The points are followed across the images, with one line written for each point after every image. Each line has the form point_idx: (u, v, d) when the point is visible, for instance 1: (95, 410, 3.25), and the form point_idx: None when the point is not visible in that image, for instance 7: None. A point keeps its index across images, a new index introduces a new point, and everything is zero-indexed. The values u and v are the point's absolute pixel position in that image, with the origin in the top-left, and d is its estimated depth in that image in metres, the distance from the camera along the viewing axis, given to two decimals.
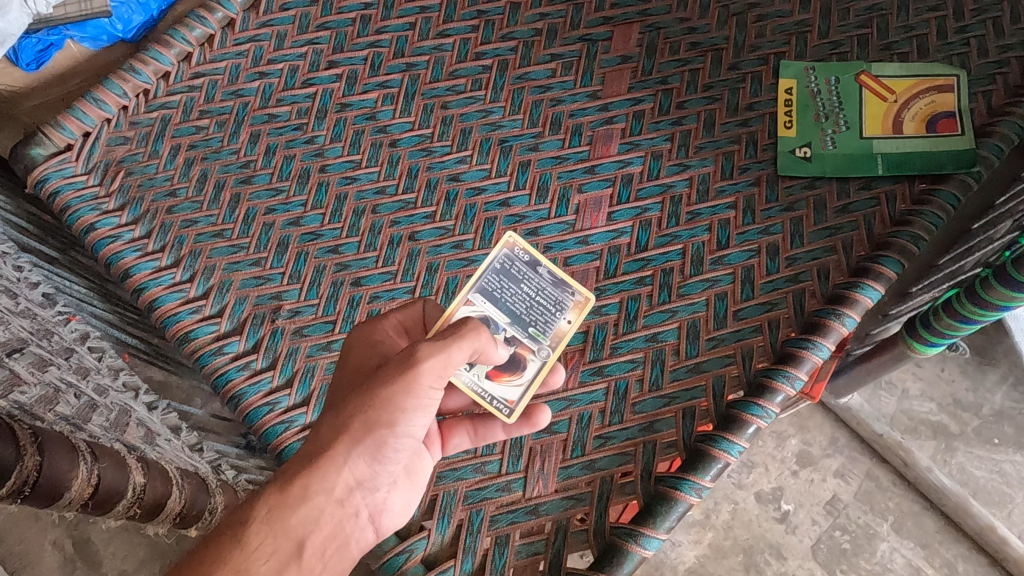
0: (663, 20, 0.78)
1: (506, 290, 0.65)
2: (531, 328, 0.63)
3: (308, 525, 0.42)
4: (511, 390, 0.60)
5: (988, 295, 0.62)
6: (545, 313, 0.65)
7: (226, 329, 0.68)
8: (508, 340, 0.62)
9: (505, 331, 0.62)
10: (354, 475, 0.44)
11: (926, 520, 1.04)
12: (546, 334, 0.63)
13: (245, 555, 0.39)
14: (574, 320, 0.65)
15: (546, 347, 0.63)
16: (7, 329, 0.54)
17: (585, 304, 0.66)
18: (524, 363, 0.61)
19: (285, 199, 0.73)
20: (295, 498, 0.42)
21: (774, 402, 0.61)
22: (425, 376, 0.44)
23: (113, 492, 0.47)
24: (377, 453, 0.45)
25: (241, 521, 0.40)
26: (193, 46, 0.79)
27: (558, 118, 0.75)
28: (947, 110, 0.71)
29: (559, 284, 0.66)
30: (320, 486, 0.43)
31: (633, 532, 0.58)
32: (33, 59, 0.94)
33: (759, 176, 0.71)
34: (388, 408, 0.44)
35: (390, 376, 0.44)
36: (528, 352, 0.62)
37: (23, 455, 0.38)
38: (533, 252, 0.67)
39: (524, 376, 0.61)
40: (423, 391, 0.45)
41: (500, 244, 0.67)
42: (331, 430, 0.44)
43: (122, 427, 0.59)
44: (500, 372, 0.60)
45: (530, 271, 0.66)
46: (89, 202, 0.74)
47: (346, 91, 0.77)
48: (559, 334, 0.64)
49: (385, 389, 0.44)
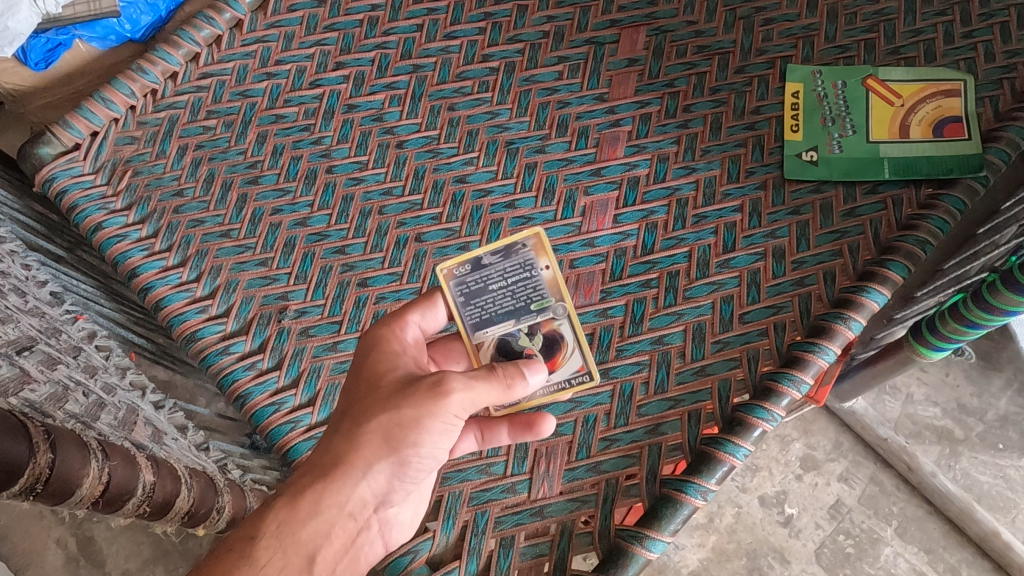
0: (671, 24, 0.78)
1: (485, 300, 0.60)
2: (532, 305, 0.60)
3: (317, 540, 0.43)
4: (574, 361, 0.61)
5: (995, 300, 0.62)
6: (527, 284, 0.61)
7: (233, 328, 0.69)
8: (530, 331, 0.60)
9: (522, 329, 0.60)
10: (370, 491, 0.45)
11: (930, 525, 1.04)
12: (545, 296, 0.60)
13: (255, 569, 0.41)
14: (547, 261, 0.61)
15: (558, 304, 0.60)
16: (17, 328, 0.54)
17: (541, 239, 0.62)
18: (561, 335, 0.60)
19: (292, 199, 0.73)
20: (306, 512, 0.43)
21: (779, 406, 0.61)
22: (453, 406, 0.45)
23: (124, 490, 0.47)
24: (397, 471, 0.45)
25: (250, 537, 0.42)
26: (201, 46, 0.80)
27: (564, 120, 0.75)
28: (953, 114, 0.71)
29: (507, 252, 0.61)
30: (333, 500, 0.43)
31: (638, 535, 0.58)
32: (41, 58, 0.96)
33: (765, 180, 0.71)
34: (415, 430, 0.44)
35: (420, 398, 0.44)
36: (551, 323, 0.60)
37: (36, 452, 0.38)
38: (463, 256, 0.61)
39: (570, 341, 0.60)
40: (449, 415, 0.45)
41: (442, 283, 0.61)
42: (349, 442, 0.44)
43: (130, 425, 0.59)
44: (553, 360, 0.60)
45: (482, 271, 0.61)
46: (96, 202, 0.74)
47: (353, 92, 0.77)
48: (552, 284, 0.60)
49: (413, 411, 0.44)
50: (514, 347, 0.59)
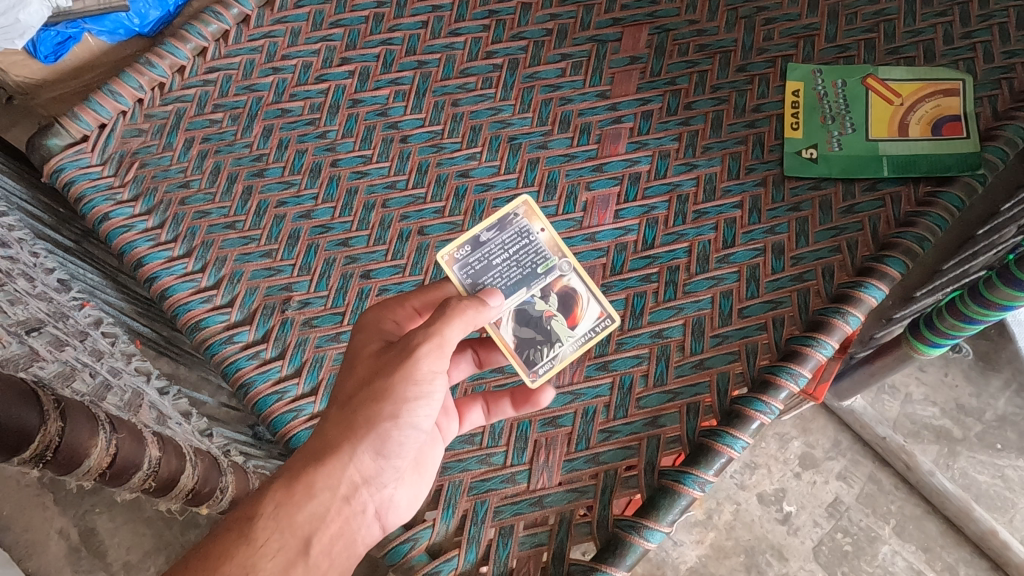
0: (673, 22, 0.79)
1: (493, 277, 0.61)
2: (538, 268, 0.63)
3: (314, 523, 0.43)
4: (593, 309, 0.64)
5: (991, 294, 0.62)
6: (528, 250, 0.63)
7: (237, 318, 0.69)
8: (543, 292, 0.62)
9: (536, 294, 0.62)
10: (360, 472, 0.45)
11: (927, 524, 1.04)
12: (548, 257, 0.63)
13: (252, 549, 0.40)
14: (540, 224, 0.64)
15: (562, 262, 0.63)
16: (24, 309, 0.55)
17: (530, 205, 0.64)
18: (575, 291, 0.63)
19: (297, 192, 0.74)
20: (301, 495, 0.43)
21: (778, 399, 0.62)
22: (422, 362, 0.45)
23: (130, 464, 0.47)
24: (382, 447, 0.45)
25: (248, 517, 0.41)
26: (209, 41, 0.81)
27: (567, 116, 0.76)
28: (952, 113, 0.72)
29: (501, 226, 0.63)
30: (326, 483, 0.43)
31: (636, 525, 0.58)
32: (51, 51, 0.99)
33: (765, 176, 0.72)
34: (389, 399, 0.44)
35: (391, 367, 0.45)
36: (560, 281, 0.63)
37: (46, 420, 0.39)
38: (460, 240, 0.62)
39: (583, 292, 0.63)
40: (423, 378, 0.45)
41: (444, 268, 0.60)
42: (336, 427, 0.44)
43: (136, 408, 0.60)
44: (574, 317, 0.63)
45: (481, 250, 0.62)
46: (103, 192, 0.75)
47: (358, 87, 0.78)
48: (550, 245, 0.63)
49: (385, 381, 0.45)
50: (535, 312, 0.62)
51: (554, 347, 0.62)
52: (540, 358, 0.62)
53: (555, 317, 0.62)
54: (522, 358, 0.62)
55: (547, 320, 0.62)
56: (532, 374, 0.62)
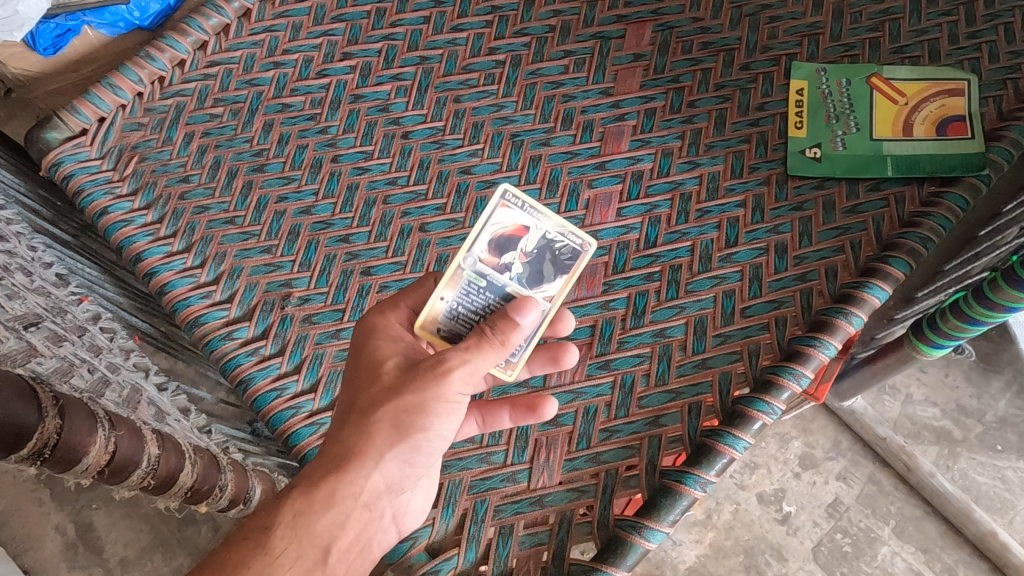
0: (677, 19, 0.78)
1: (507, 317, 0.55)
2: (482, 285, 0.55)
3: (333, 531, 0.42)
4: (499, 214, 0.58)
5: (996, 296, 0.62)
6: (471, 299, 0.55)
7: (236, 314, 0.69)
8: (505, 267, 0.56)
9: (507, 275, 0.56)
10: (384, 480, 0.44)
11: (927, 525, 1.04)
12: (468, 281, 0.55)
13: (269, 559, 0.39)
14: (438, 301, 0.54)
15: (463, 267, 0.55)
16: (23, 304, 0.54)
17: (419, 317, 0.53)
18: (487, 240, 0.57)
19: (297, 187, 0.74)
20: (321, 504, 0.42)
21: (780, 399, 0.61)
22: (454, 384, 0.44)
23: (129, 461, 0.47)
24: (409, 456, 0.44)
25: (265, 526, 0.41)
26: (210, 35, 0.80)
27: (569, 113, 0.75)
28: (957, 113, 0.71)
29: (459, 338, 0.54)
30: (348, 491, 0.42)
31: (636, 525, 0.58)
32: (50, 43, 0.98)
33: (769, 175, 0.72)
34: (421, 414, 0.43)
35: (422, 383, 0.43)
36: (491, 258, 0.56)
37: (44, 418, 0.38)
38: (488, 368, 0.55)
39: (484, 234, 0.57)
40: (452, 399, 0.44)
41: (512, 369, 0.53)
42: (356, 435, 0.43)
43: (134, 404, 0.59)
44: (514, 230, 0.58)
45: None
46: (103, 185, 0.74)
47: (359, 83, 0.78)
48: (453, 284, 0.55)
49: (416, 396, 0.43)
50: (528, 268, 0.57)
51: (551, 242, 0.58)
52: (565, 247, 0.59)
53: (522, 247, 0.57)
54: (573, 264, 0.58)
55: (526, 256, 0.57)
56: (584, 248, 0.59)
